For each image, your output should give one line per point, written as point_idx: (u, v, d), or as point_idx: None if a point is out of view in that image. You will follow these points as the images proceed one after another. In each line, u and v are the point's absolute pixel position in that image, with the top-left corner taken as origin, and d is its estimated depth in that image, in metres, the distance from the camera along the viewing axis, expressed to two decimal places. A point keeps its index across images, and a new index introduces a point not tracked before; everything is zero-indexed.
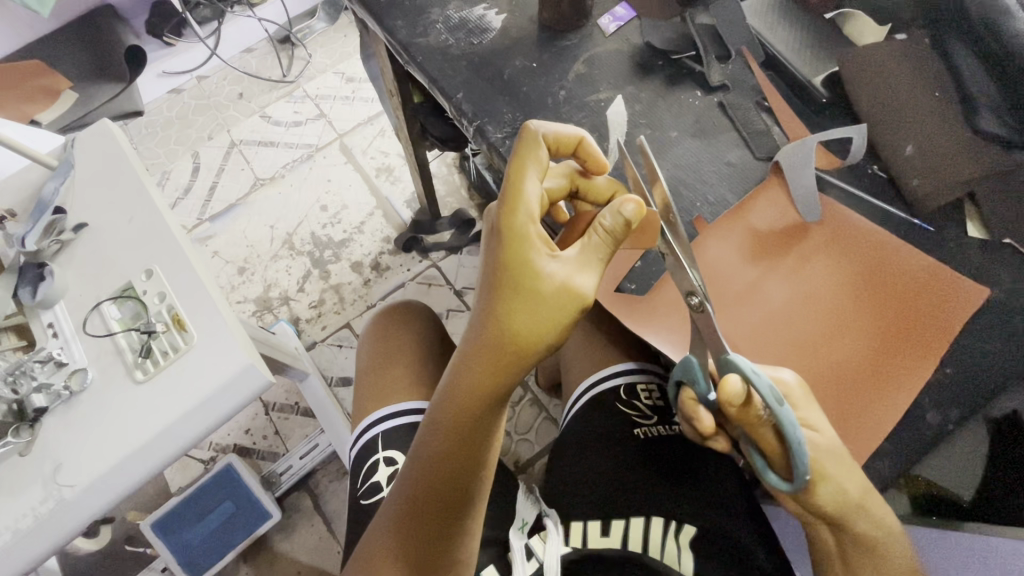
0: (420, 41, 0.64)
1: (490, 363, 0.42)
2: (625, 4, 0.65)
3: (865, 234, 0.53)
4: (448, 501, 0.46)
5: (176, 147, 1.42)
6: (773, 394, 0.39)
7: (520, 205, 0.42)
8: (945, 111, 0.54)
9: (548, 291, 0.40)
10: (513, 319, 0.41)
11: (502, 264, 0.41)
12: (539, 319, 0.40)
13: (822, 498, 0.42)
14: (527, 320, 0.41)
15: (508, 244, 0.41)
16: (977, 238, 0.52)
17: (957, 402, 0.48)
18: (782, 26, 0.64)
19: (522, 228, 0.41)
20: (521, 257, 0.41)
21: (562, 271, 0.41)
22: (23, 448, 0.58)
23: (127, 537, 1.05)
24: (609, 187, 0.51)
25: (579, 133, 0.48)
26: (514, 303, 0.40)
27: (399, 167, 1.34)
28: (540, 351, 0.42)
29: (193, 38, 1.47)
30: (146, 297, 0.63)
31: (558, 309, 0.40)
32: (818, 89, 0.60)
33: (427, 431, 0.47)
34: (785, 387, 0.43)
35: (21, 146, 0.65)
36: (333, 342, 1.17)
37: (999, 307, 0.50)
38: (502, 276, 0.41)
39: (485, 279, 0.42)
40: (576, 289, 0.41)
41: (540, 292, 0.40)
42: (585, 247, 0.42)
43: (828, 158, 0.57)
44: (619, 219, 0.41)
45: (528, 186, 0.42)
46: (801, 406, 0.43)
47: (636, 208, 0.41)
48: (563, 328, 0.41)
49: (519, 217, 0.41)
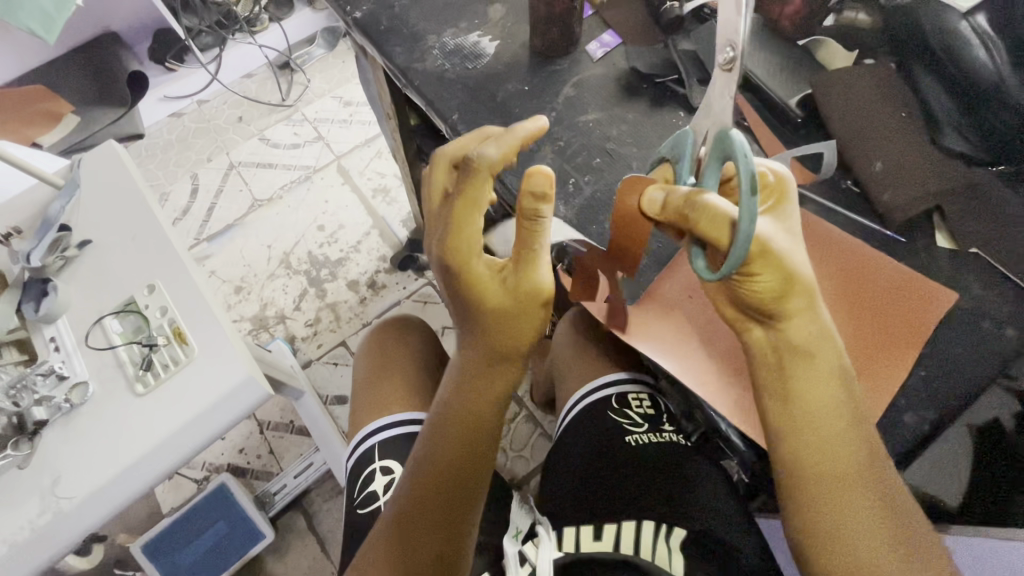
0: (418, 66, 0.68)
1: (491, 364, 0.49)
2: (612, 31, 0.69)
3: (839, 242, 0.56)
4: (456, 499, 0.49)
5: (176, 169, 1.44)
6: (750, 183, 0.37)
7: (454, 248, 0.44)
8: (911, 130, 0.58)
9: (507, 299, 0.45)
10: (490, 323, 0.46)
11: (455, 288, 0.45)
12: (511, 322, 0.46)
13: (776, 277, 0.41)
14: (499, 323, 0.46)
15: (456, 279, 0.45)
16: (945, 248, 0.56)
17: (935, 404, 0.50)
18: (761, 53, 0.66)
19: (460, 252, 0.44)
20: (473, 285, 0.45)
21: (511, 280, 0.44)
22: (22, 460, 0.59)
23: (118, 559, 1.04)
24: (508, 146, 0.42)
25: (523, 133, 0.43)
26: (480, 312, 0.46)
27: (396, 188, 1.37)
28: (524, 345, 0.47)
29: (194, 64, 1.50)
30: (148, 312, 0.64)
31: (524, 309, 0.45)
32: (794, 110, 0.63)
33: (428, 439, 0.51)
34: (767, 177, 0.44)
35: (30, 166, 0.67)
36: (329, 360, 1.18)
37: (967, 311, 0.53)
38: (462, 295, 0.46)
39: (451, 298, 0.47)
40: (531, 289, 0.44)
41: (500, 302, 0.45)
42: (524, 246, 0.43)
43: (801, 172, 0.59)
44: (553, 202, 0.41)
45: (455, 231, 0.43)
46: (778, 199, 0.44)
47: (548, 179, 0.40)
48: (528, 320, 0.45)
49: (458, 259, 0.44)
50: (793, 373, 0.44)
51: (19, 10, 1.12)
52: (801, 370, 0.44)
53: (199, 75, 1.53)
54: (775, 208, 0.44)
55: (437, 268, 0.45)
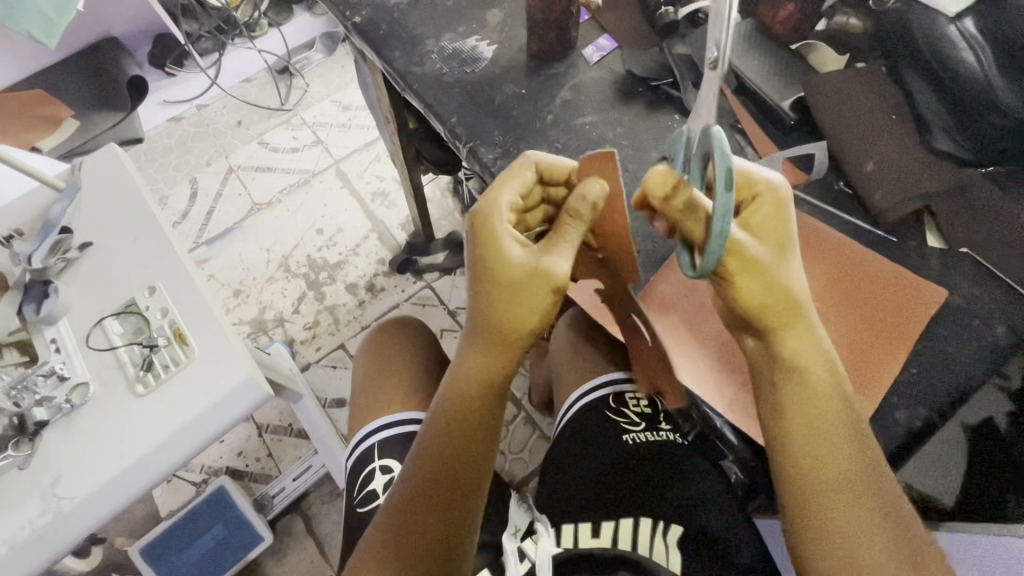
0: (416, 70, 0.68)
1: (491, 347, 0.50)
2: (608, 35, 0.70)
3: (832, 241, 0.57)
4: (454, 488, 0.49)
5: (175, 173, 1.45)
6: (727, 177, 0.36)
7: (492, 207, 0.48)
8: (903, 131, 0.59)
9: (519, 277, 0.46)
10: (495, 306, 0.47)
11: (480, 257, 0.47)
12: (514, 302, 0.47)
13: (754, 292, 0.45)
14: (505, 303, 0.47)
15: (481, 242, 0.47)
16: (935, 248, 0.56)
17: (927, 402, 0.51)
18: (754, 56, 0.66)
19: (495, 225, 0.47)
20: (494, 256, 0.47)
21: (528, 259, 0.46)
22: (22, 461, 0.59)
23: (116, 562, 1.04)
24: (559, 164, 0.50)
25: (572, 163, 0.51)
26: (493, 290, 0.47)
27: (394, 191, 1.37)
28: (526, 330, 0.48)
29: (195, 68, 1.52)
30: (149, 313, 0.65)
31: (531, 292, 0.46)
32: (786, 112, 0.63)
33: (429, 428, 0.52)
34: (757, 183, 0.46)
35: (32, 169, 0.67)
36: (327, 363, 1.19)
37: (958, 309, 0.53)
38: (482, 271, 0.47)
39: (471, 273, 0.49)
40: (546, 272, 0.46)
41: (512, 280, 0.46)
42: (554, 238, 0.46)
43: (795, 173, 0.61)
44: (587, 201, 0.45)
45: (497, 192, 0.48)
46: (763, 207, 0.46)
47: (602, 187, 0.45)
48: (539, 307, 0.47)
49: (491, 218, 0.47)
50: (781, 382, 0.46)
51: (20, 15, 1.13)
52: (792, 381, 0.46)
53: (199, 80, 1.53)
54: (762, 220, 0.46)
55: (470, 228, 0.48)
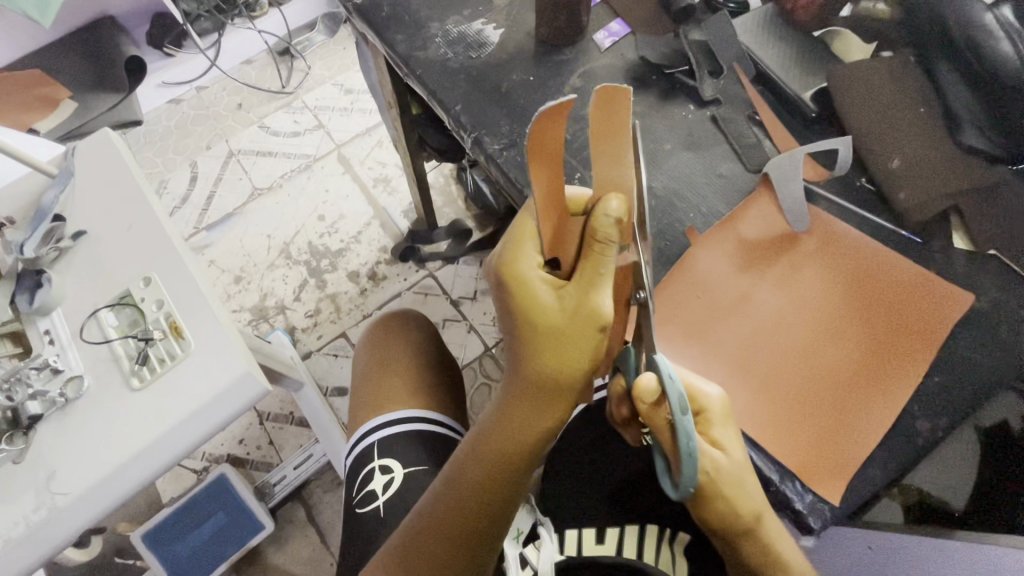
0: (419, 54, 0.66)
1: (536, 399, 0.43)
2: (620, 20, 0.67)
3: (851, 242, 0.55)
4: (476, 529, 0.46)
5: (175, 156, 1.42)
6: (680, 402, 0.36)
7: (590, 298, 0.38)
8: (929, 125, 0.57)
9: (562, 323, 0.39)
10: (538, 353, 0.41)
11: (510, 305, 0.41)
12: (558, 350, 0.40)
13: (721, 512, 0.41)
14: (545, 350, 0.40)
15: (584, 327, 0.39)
16: (961, 250, 0.54)
17: (948, 411, 0.48)
18: (774, 45, 0.64)
19: (525, 275, 0.40)
20: (570, 331, 0.39)
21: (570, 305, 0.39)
22: (16, 455, 0.58)
23: (117, 549, 1.04)
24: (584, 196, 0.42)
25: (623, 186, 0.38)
26: (531, 338, 0.40)
27: (397, 178, 1.35)
28: (575, 380, 0.41)
29: (193, 49, 1.49)
30: (144, 305, 0.63)
31: (574, 338, 0.39)
32: (807, 104, 0.61)
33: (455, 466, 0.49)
34: (704, 399, 0.43)
35: (24, 155, 0.65)
36: (329, 352, 1.17)
37: (983, 315, 0.51)
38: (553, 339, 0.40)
39: (542, 342, 0.40)
40: (586, 315, 0.39)
41: (551, 327, 0.40)
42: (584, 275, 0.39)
43: (816, 169, 0.59)
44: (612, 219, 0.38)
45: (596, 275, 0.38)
46: (716, 423, 0.42)
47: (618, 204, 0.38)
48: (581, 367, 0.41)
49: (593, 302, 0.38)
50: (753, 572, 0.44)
51: None
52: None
53: (198, 61, 1.51)
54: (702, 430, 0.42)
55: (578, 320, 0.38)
